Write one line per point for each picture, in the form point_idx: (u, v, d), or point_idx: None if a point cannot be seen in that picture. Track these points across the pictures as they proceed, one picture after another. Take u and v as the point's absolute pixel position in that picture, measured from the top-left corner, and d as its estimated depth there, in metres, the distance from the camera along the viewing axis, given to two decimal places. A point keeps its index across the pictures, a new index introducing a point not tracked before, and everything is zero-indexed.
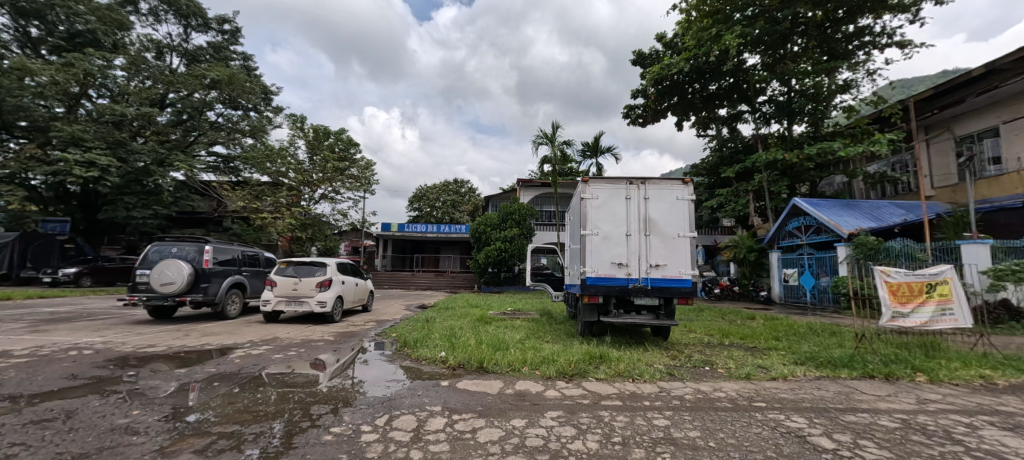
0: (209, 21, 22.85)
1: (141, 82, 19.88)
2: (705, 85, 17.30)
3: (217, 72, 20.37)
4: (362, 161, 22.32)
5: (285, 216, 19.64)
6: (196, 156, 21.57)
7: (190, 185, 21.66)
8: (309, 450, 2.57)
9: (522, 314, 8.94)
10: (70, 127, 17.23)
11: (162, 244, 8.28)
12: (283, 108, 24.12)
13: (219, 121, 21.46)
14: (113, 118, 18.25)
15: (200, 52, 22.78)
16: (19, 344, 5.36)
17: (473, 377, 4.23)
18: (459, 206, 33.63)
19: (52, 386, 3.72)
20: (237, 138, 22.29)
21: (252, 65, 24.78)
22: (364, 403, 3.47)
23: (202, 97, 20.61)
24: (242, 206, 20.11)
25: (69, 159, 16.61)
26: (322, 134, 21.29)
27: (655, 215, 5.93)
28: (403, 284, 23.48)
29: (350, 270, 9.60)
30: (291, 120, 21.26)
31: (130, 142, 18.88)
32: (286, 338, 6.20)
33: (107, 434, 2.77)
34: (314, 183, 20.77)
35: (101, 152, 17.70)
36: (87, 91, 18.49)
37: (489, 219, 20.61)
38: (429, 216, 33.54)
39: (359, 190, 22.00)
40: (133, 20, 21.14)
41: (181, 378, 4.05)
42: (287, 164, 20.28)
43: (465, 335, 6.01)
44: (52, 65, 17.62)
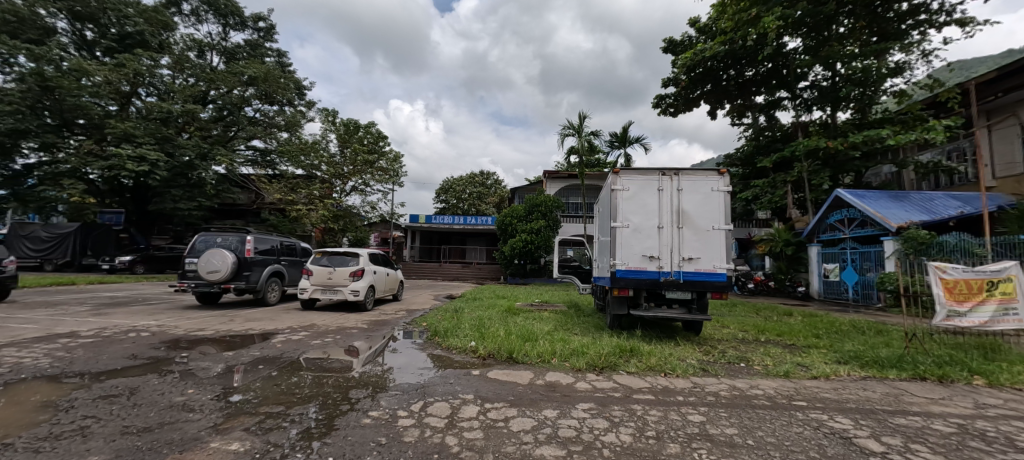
0: (245, 20, 23.69)
1: (185, 79, 20.95)
2: (741, 72, 16.58)
3: (254, 69, 21.26)
4: (389, 153, 22.82)
5: (319, 208, 20.37)
6: (237, 151, 22.48)
7: (231, 179, 22.76)
8: (350, 433, 2.73)
9: (550, 305, 8.94)
10: (123, 124, 18.22)
11: (208, 234, 8.71)
12: (315, 102, 24.75)
13: (257, 116, 22.43)
14: (160, 115, 19.24)
15: (237, 50, 23.66)
16: (86, 325, 5.81)
17: (504, 368, 4.25)
18: (484, 198, 33.86)
19: (116, 365, 4.00)
20: (273, 132, 23.06)
21: (286, 61, 25.59)
22: (399, 389, 3.57)
23: (241, 93, 21.59)
24: (278, 198, 20.89)
25: (123, 154, 17.72)
26: (352, 128, 21.76)
27: (688, 207, 5.75)
28: (431, 275, 23.99)
29: (382, 260, 9.80)
30: (324, 114, 21.93)
31: (176, 138, 19.87)
32: (323, 325, 6.44)
33: (167, 411, 2.99)
34: (344, 176, 21.42)
35: (150, 147, 18.68)
36: (137, 90, 19.64)
37: (516, 211, 20.61)
38: (456, 208, 34.01)
39: (387, 182, 22.46)
40: (177, 21, 22.13)
41: (228, 360, 4.27)
42: (319, 158, 20.95)
43: (493, 326, 6.05)
44: (105, 66, 18.69)
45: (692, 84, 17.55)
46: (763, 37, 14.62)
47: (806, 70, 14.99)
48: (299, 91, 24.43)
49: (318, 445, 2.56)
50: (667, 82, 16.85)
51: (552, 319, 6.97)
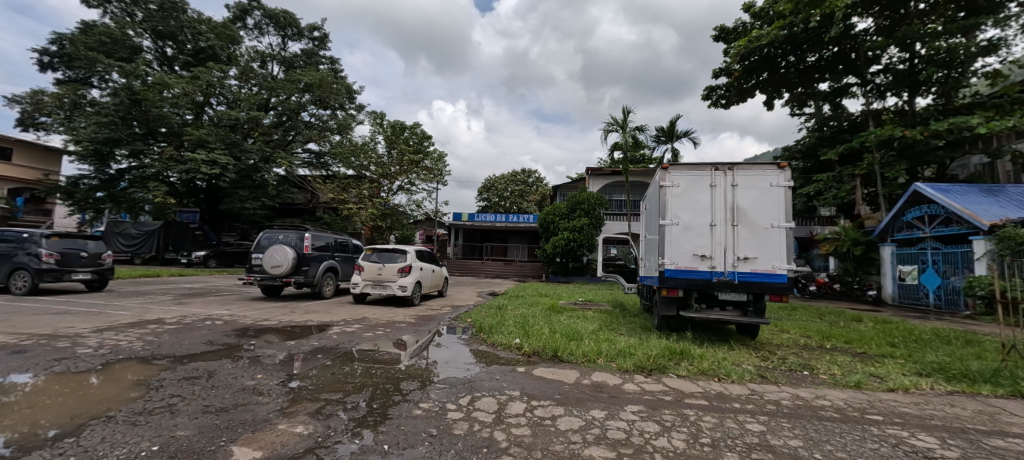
0: (302, 30, 25.29)
1: (250, 88, 22.68)
2: (803, 57, 15.28)
3: (310, 76, 22.77)
4: (434, 153, 23.40)
5: (368, 207, 21.34)
6: (295, 153, 24.08)
7: (290, 180, 24.40)
8: (403, 422, 2.87)
9: (594, 304, 8.80)
10: (198, 131, 20.04)
11: (271, 232, 9.39)
12: (364, 106, 25.96)
13: (312, 120, 23.88)
14: (229, 122, 21.01)
15: (295, 59, 25.31)
16: (170, 313, 6.46)
17: (549, 366, 4.23)
18: (526, 196, 33.92)
19: (196, 349, 4.42)
20: (327, 135, 24.43)
21: (338, 68, 27.03)
22: (446, 383, 3.68)
23: (298, 100, 23.09)
24: (332, 198, 22.13)
25: (198, 159, 19.55)
26: (399, 129, 22.61)
27: (743, 204, 5.44)
28: (473, 273, 24.42)
29: (428, 257, 10.10)
30: (373, 116, 22.95)
31: (242, 143, 21.58)
32: (374, 318, 6.74)
33: (240, 393, 3.30)
34: (392, 176, 22.27)
35: (220, 152, 20.41)
36: (209, 99, 21.50)
37: (557, 209, 20.48)
38: (497, 206, 34.39)
39: (432, 181, 23.08)
40: (243, 34, 24.02)
41: (291, 349, 4.58)
42: (369, 158, 21.91)
43: (537, 324, 6.05)
44: (182, 78, 20.67)
45: (747, 73, 16.36)
46: (828, 18, 13.49)
47: (879, 53, 13.74)
48: (350, 96, 25.74)
49: (374, 432, 2.72)
50: (717, 72, 15.94)
51: (596, 319, 6.87)
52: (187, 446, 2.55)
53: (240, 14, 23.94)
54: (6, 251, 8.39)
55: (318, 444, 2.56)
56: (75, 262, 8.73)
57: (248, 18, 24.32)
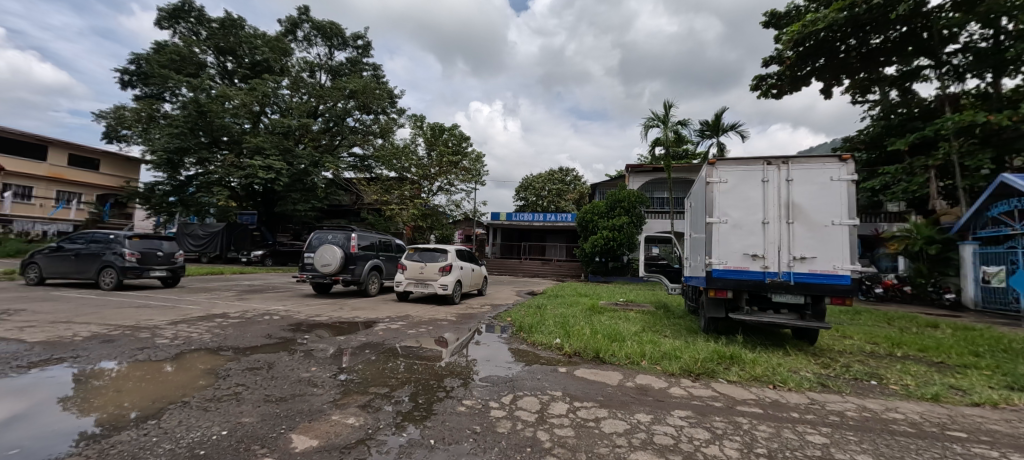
0: (346, 39, 26.53)
1: (300, 97, 24.06)
2: (867, 39, 14.07)
3: (354, 83, 23.91)
4: (471, 154, 23.86)
5: (409, 207, 22.08)
6: (342, 157, 25.29)
7: (337, 183, 25.67)
8: (447, 418, 2.93)
9: (637, 305, 8.58)
10: (256, 139, 21.56)
11: (321, 232, 9.92)
12: (404, 109, 26.84)
13: (357, 125, 24.99)
14: (283, 130, 22.44)
15: (341, 68, 26.61)
16: (234, 308, 7.00)
17: (591, 367, 4.22)
18: (564, 195, 33.73)
19: (256, 342, 4.77)
20: (370, 139, 25.48)
21: (380, 74, 28.12)
22: (489, 381, 3.74)
23: (343, 106, 24.30)
24: (375, 199, 23.04)
25: (256, 165, 21.06)
26: (438, 131, 23.16)
27: (800, 200, 5.09)
28: (511, 272, 24.64)
29: (467, 256, 10.27)
30: (413, 119, 23.66)
31: (294, 149, 22.98)
32: (417, 316, 6.95)
33: (296, 384, 3.52)
34: (431, 177, 22.87)
35: (275, 158, 21.87)
36: (264, 109, 23.04)
37: (597, 207, 20.18)
38: (535, 206, 34.42)
39: (470, 181, 23.52)
40: (294, 47, 25.56)
41: (340, 343, 4.83)
42: (409, 161, 22.61)
43: (578, 324, 6.00)
44: (241, 90, 22.34)
45: (801, 60, 15.19)
46: None
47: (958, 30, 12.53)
48: (391, 100, 26.71)
49: (421, 426, 2.81)
50: (767, 61, 14.95)
51: (639, 320, 6.70)
52: (251, 432, 2.74)
53: (291, 28, 25.54)
54: (95, 251, 9.39)
55: (368, 436, 2.66)
56: (153, 260, 9.67)
57: (298, 31, 25.86)
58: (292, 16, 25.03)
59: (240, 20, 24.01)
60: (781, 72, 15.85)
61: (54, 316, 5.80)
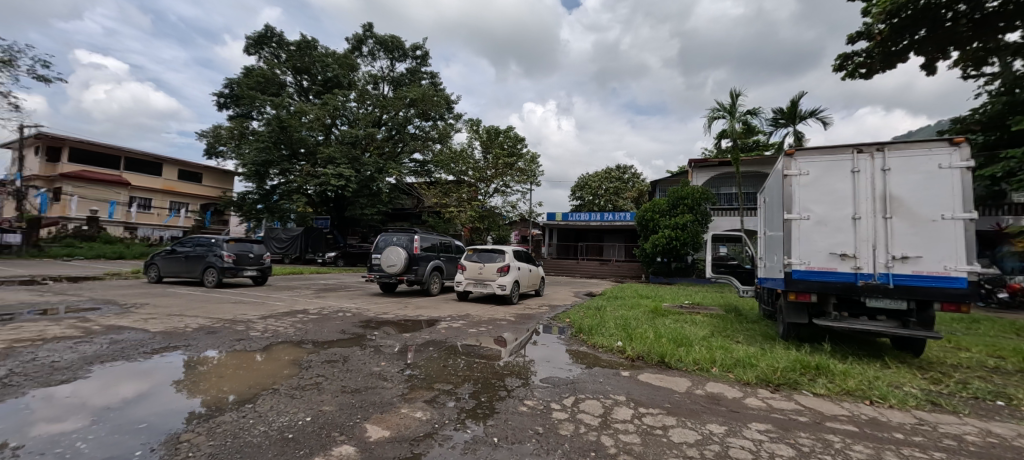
0: (406, 51, 27.96)
1: (366, 108, 25.78)
2: (981, 2, 11.21)
3: (414, 92, 25.22)
4: (527, 154, 24.04)
5: (467, 209, 22.84)
6: (404, 163, 26.73)
7: (400, 188, 27.19)
8: (510, 417, 2.98)
9: (705, 309, 8.10)
10: (329, 150, 23.51)
11: (387, 234, 10.54)
12: (461, 114, 27.74)
13: (417, 132, 26.29)
14: (351, 140, 24.22)
15: (401, 78, 28.12)
16: (312, 305, 7.68)
17: (656, 372, 4.13)
18: (622, 193, 32.77)
19: (332, 336, 5.20)
20: (429, 144, 26.68)
21: (437, 81, 29.29)
22: (550, 382, 3.76)
23: (405, 115, 25.69)
24: (435, 202, 24.08)
25: (329, 173, 22.96)
26: (494, 134, 23.54)
27: (900, 192, 4.51)
28: (568, 272, 24.50)
29: (524, 256, 10.39)
30: (470, 124, 24.35)
31: (362, 157, 24.72)
32: (477, 316, 7.15)
33: (368, 377, 3.79)
34: (488, 179, 23.40)
35: (345, 166, 23.74)
36: (334, 121, 24.98)
37: (658, 205, 19.48)
38: (592, 205, 33.76)
39: (525, 182, 23.77)
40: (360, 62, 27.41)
41: (406, 341, 5.11)
42: (467, 164, 23.25)
43: (640, 326, 5.84)
44: (315, 105, 24.42)
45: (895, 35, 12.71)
46: None
47: None
48: (448, 106, 27.78)
49: (485, 423, 2.89)
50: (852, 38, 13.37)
51: (708, 324, 6.34)
52: (330, 420, 2.98)
53: (357, 45, 27.44)
54: (200, 253, 10.78)
55: (435, 430, 2.77)
56: (245, 261, 10.91)
57: (363, 47, 27.73)
58: (358, 33, 26.88)
59: (313, 41, 26.28)
60: (869, 50, 12.99)
61: (171, 309, 6.77)
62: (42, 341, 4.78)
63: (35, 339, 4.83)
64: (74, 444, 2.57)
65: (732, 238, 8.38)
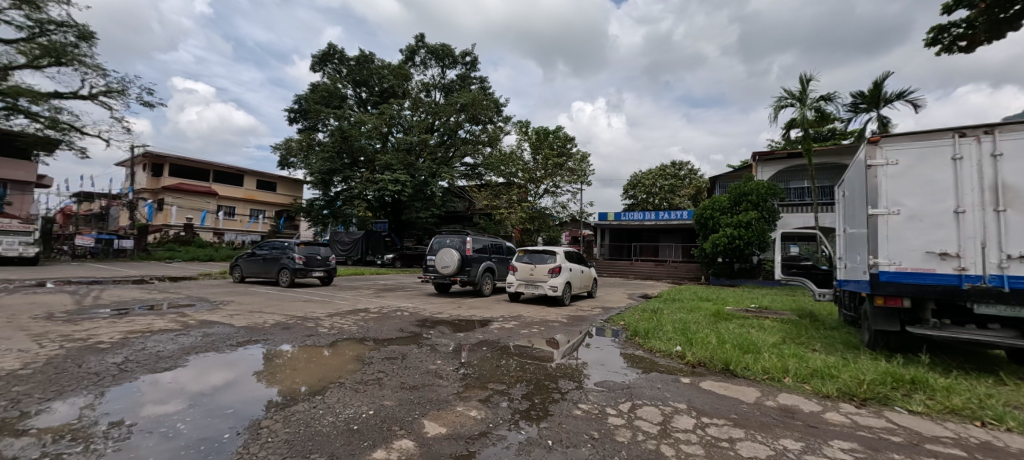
0: (456, 58, 28.88)
1: (419, 116, 26.97)
2: None
3: (464, 97, 26.06)
4: (576, 154, 23.79)
5: (517, 211, 23.05)
6: (456, 168, 27.62)
7: (453, 191, 28.11)
8: (564, 420, 2.94)
9: (774, 313, 7.51)
10: (387, 157, 24.94)
11: (440, 236, 10.91)
12: (509, 117, 28.17)
13: (468, 136, 27.08)
14: (406, 146, 25.46)
15: (452, 84, 29.10)
16: (373, 304, 8.13)
17: (720, 379, 3.91)
18: (678, 190, 31.35)
19: (391, 334, 5.46)
20: (479, 148, 27.38)
21: (485, 85, 29.97)
22: (605, 386, 3.69)
23: (455, 120, 26.63)
24: (486, 204, 24.64)
25: (386, 179, 24.33)
26: (543, 134, 23.57)
27: (1017, 180, 3.88)
28: (621, 274, 23.87)
29: (576, 257, 10.28)
30: (519, 126, 24.60)
31: (416, 163, 25.91)
32: (529, 316, 7.18)
33: (424, 375, 3.94)
34: (537, 180, 23.49)
35: (401, 172, 25.10)
36: (390, 129, 26.40)
37: (719, 202, 18.36)
38: (646, 204, 32.62)
39: (575, 182, 23.55)
40: (413, 71, 28.76)
41: (460, 340, 5.24)
42: (517, 166, 23.49)
43: (702, 331, 5.57)
44: (374, 115, 25.93)
45: None
46: None
47: None
48: (497, 109, 28.32)
49: (539, 425, 2.87)
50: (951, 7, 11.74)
51: (778, 331, 5.87)
52: (391, 414, 3.13)
53: (411, 55, 28.77)
54: (275, 255, 11.83)
55: (489, 430, 2.81)
56: (314, 262, 11.82)
57: (416, 57, 29.05)
58: (411, 44, 28.21)
59: (371, 55, 27.98)
60: (970, 17, 10.19)
61: (252, 307, 7.48)
62: (150, 332, 5.49)
63: (145, 331, 5.56)
64: (175, 425, 2.91)
65: (804, 237, 7.72)
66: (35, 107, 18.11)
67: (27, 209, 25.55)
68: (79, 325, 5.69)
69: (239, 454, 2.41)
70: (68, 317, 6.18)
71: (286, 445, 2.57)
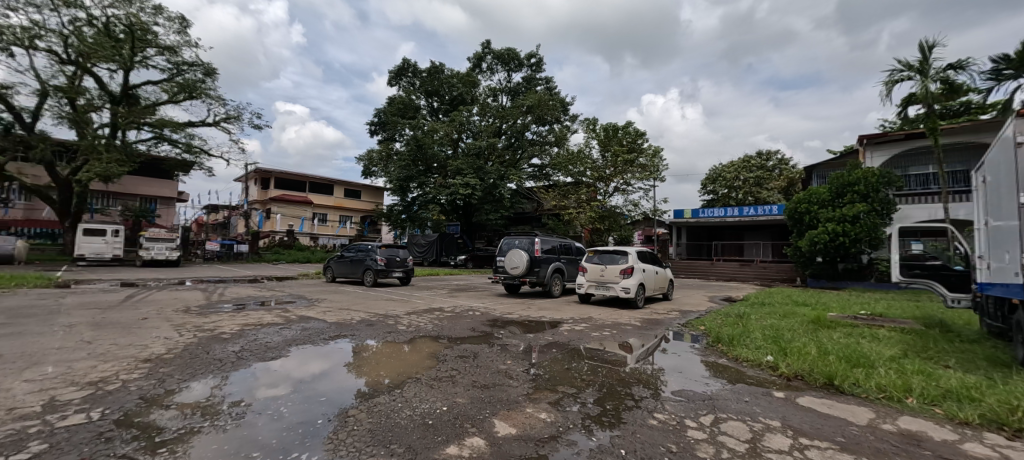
0: (522, 60, 29.43)
1: (487, 120, 27.83)
2: None
3: (530, 99, 26.59)
4: (648, 149, 22.82)
5: (586, 210, 22.70)
6: (524, 169, 28.13)
7: (521, 193, 28.60)
8: (638, 430, 2.79)
9: (892, 321, 6.45)
10: (459, 162, 26.17)
11: (509, 238, 11.10)
12: (576, 115, 28.08)
13: (535, 137, 27.53)
14: (476, 151, 26.45)
15: (518, 87, 29.72)
16: (447, 303, 8.52)
17: (821, 396, 3.45)
18: (765, 183, 28.58)
19: (464, 333, 5.67)
20: (546, 148, 27.82)
21: (551, 85, 30.16)
22: (684, 396, 3.44)
23: (522, 122, 27.22)
24: (554, 205, 24.62)
25: (457, 184, 25.49)
26: (612, 131, 23.03)
27: None
28: (701, 275, 22.38)
29: (649, 258, 9.84)
30: (586, 124, 24.27)
31: (486, 167, 26.83)
32: (600, 319, 7.00)
33: (495, 374, 4.01)
34: (607, 178, 22.91)
35: (471, 176, 26.17)
36: (460, 136, 27.61)
37: (818, 194, 16.41)
38: (728, 199, 30.22)
39: (647, 178, 22.64)
40: (481, 78, 29.90)
41: (530, 341, 5.26)
42: (585, 165, 23.14)
43: (798, 340, 4.99)
44: (445, 123, 27.33)
45: None
46: None
47: None
48: (564, 109, 28.47)
49: (612, 433, 2.75)
50: None
51: (897, 343, 5.02)
52: (463, 411, 3.22)
53: (478, 62, 29.91)
54: (359, 257, 12.93)
55: (559, 434, 2.75)
56: (393, 263, 12.74)
57: (483, 63, 30.12)
58: (478, 51, 29.35)
59: (441, 66, 29.59)
60: None
61: (342, 304, 8.24)
62: (261, 325, 6.30)
63: (257, 324, 6.39)
64: (279, 408, 3.28)
65: (931, 231, 6.59)
66: (175, 135, 21.85)
67: (171, 220, 30.82)
68: (208, 318, 6.71)
69: (330, 440, 2.63)
70: (200, 311, 7.32)
71: (369, 434, 2.76)
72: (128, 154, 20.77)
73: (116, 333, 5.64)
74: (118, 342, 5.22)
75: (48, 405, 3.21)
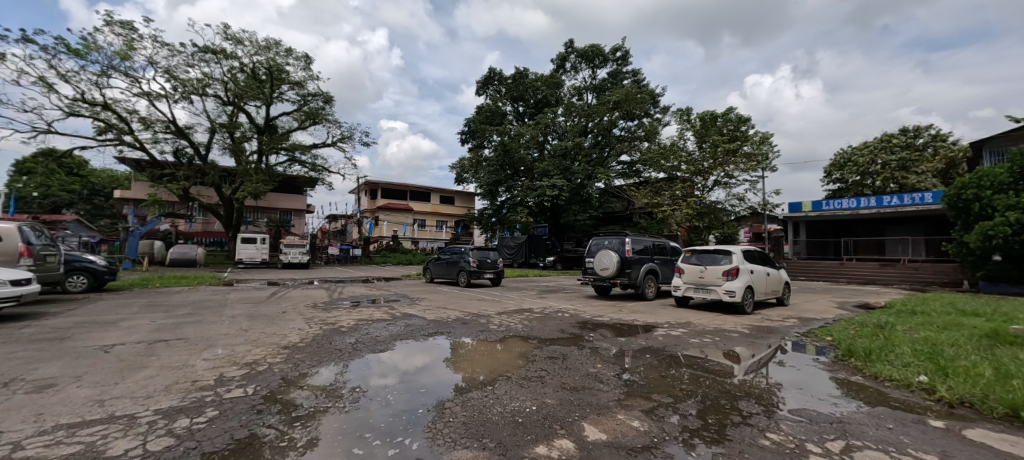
0: (607, 56, 28.78)
1: (571, 120, 27.72)
2: None
3: (617, 95, 25.96)
4: (754, 136, 20.76)
5: (682, 208, 21.20)
6: (612, 167, 27.48)
7: (610, 191, 27.92)
8: (747, 448, 2.52)
9: None
10: (546, 164, 26.56)
11: (597, 238, 10.85)
12: (668, 106, 26.66)
13: (623, 133, 26.84)
14: (562, 151, 26.56)
15: (604, 83, 29.16)
16: (536, 304, 8.66)
17: (1002, 430, 2.73)
18: (913, 166, 23.70)
19: (553, 334, 5.70)
20: (635, 144, 26.97)
21: (639, 78, 29.00)
22: (804, 417, 3.00)
23: (609, 119, 26.73)
24: (646, 202, 23.46)
25: (544, 185, 25.87)
26: (710, 120, 21.34)
27: None
28: (828, 277, 19.42)
29: (758, 257, 8.84)
30: (679, 115, 22.81)
31: (572, 167, 26.81)
32: (700, 324, 6.48)
33: (585, 377, 3.96)
34: (705, 172, 21.08)
35: (558, 177, 26.38)
36: (546, 138, 27.97)
37: (991, 174, 13.24)
38: (860, 187, 25.76)
39: (755, 169, 20.45)
40: (565, 78, 29.97)
41: (621, 345, 5.08)
42: (679, 158, 21.58)
43: (966, 358, 4.03)
44: (531, 127, 27.93)
45: None
46: None
47: None
48: (655, 101, 27.37)
49: (715, 449, 2.52)
50: None
51: None
52: (553, 412, 3.23)
53: (561, 63, 30.05)
54: (454, 259, 13.82)
55: (654, 444, 2.60)
56: (485, 265, 13.37)
57: (566, 63, 30.11)
58: (561, 52, 29.46)
59: (525, 70, 30.34)
60: None
61: (440, 303, 8.87)
62: (372, 321, 7.09)
63: (368, 319, 7.20)
64: (388, 395, 3.65)
65: None
66: (303, 156, 25.75)
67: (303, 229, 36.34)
68: (331, 313, 7.76)
69: (430, 429, 2.84)
70: (326, 307, 8.49)
71: (464, 426, 2.92)
72: (269, 175, 25.09)
73: (265, 323, 6.83)
74: (266, 331, 6.32)
75: (219, 379, 4.02)
